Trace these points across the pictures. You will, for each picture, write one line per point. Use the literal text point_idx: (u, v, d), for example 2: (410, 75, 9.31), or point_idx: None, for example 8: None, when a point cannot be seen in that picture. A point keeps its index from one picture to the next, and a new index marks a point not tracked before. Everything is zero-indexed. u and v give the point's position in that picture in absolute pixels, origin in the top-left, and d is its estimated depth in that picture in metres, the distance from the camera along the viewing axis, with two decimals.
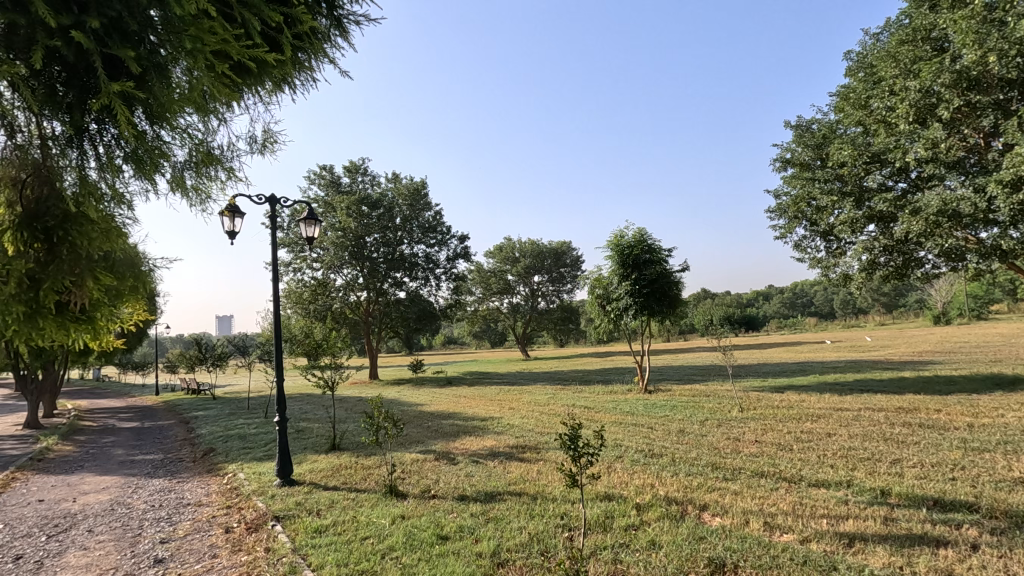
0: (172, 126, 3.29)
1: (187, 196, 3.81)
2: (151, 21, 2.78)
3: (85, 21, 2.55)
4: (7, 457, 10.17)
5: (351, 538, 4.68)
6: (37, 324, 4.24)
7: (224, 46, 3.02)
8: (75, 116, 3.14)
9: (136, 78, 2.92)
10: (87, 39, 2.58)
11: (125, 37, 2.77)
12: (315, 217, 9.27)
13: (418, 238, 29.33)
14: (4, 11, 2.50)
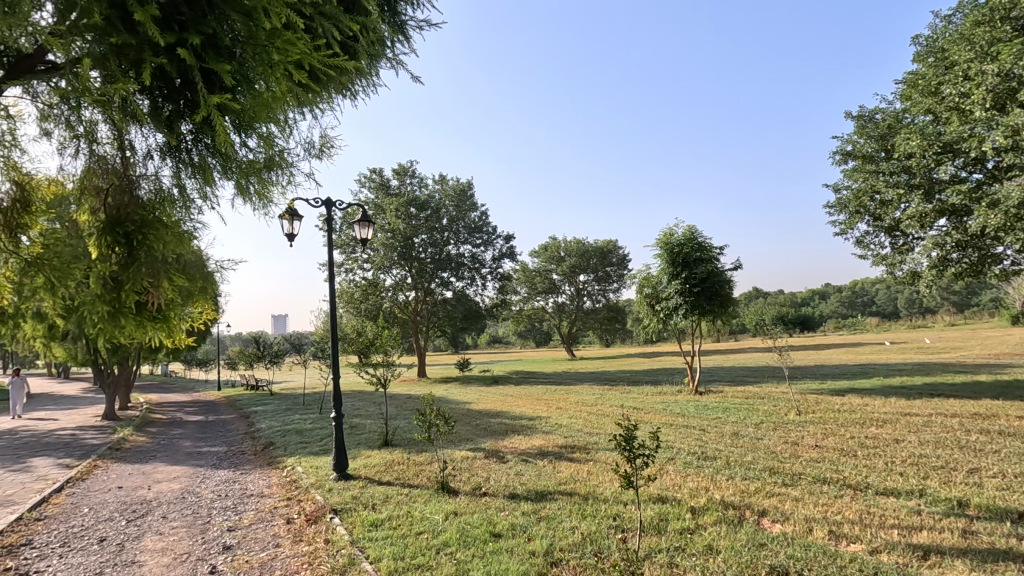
0: (258, 135, 3.47)
1: (257, 200, 3.98)
2: (241, 36, 2.95)
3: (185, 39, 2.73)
4: (89, 446, 10.94)
5: (406, 532, 4.78)
6: (120, 322, 4.55)
7: (305, 56, 3.15)
8: (171, 127, 3.36)
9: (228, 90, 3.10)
10: (188, 55, 2.78)
11: (219, 51, 2.96)
12: (368, 219, 9.51)
13: (465, 238, 29.71)
14: (118, 31, 2.77)
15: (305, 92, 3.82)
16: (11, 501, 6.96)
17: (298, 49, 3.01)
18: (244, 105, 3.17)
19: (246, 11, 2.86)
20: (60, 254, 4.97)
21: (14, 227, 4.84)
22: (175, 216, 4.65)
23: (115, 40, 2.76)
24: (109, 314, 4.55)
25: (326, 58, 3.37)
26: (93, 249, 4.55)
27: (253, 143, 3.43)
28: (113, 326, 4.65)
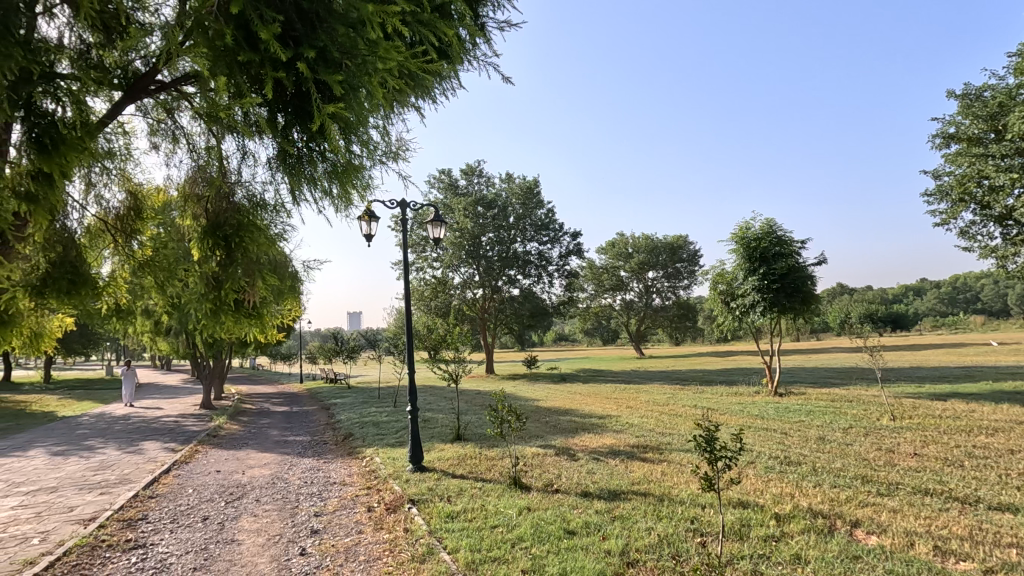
0: (361, 142, 3.61)
1: (347, 204, 4.16)
2: (350, 47, 3.07)
3: (303, 53, 2.91)
4: (191, 432, 11.96)
5: (481, 525, 4.88)
6: (220, 318, 4.92)
7: (405, 63, 3.26)
8: (284, 138, 3.57)
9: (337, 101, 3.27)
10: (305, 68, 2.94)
11: (328, 64, 3.09)
12: (440, 219, 9.75)
13: (532, 235, 29.80)
14: (244, 51, 2.96)
15: (399, 98, 3.95)
16: (128, 479, 7.74)
17: (399, 55, 3.13)
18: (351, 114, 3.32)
19: (352, 23, 3.03)
20: (168, 256, 5.44)
21: (129, 232, 5.38)
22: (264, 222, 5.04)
23: (243, 60, 2.98)
24: (212, 311, 4.93)
25: (422, 64, 3.46)
26: (195, 251, 4.95)
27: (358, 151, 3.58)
28: (213, 323, 5.02)
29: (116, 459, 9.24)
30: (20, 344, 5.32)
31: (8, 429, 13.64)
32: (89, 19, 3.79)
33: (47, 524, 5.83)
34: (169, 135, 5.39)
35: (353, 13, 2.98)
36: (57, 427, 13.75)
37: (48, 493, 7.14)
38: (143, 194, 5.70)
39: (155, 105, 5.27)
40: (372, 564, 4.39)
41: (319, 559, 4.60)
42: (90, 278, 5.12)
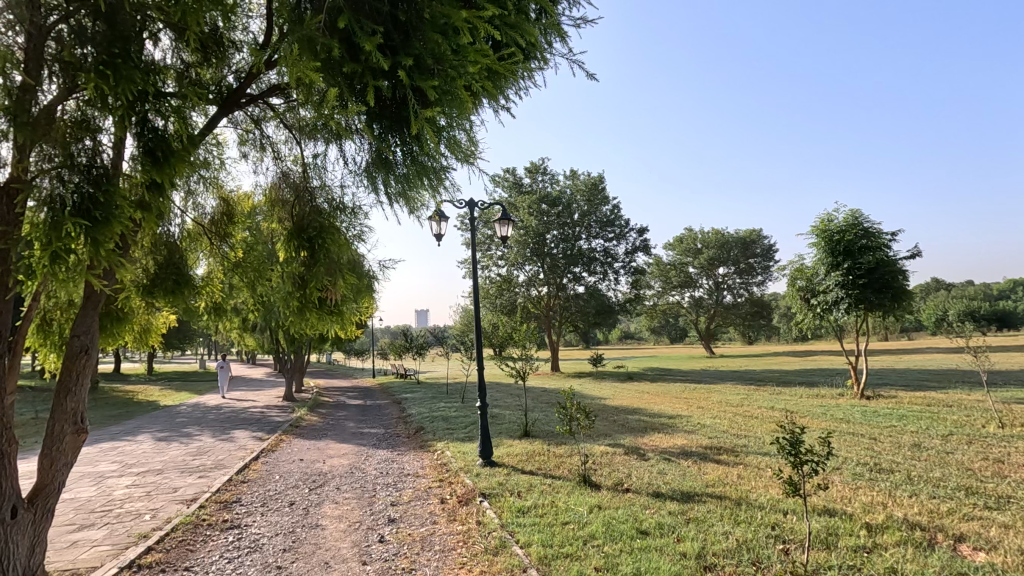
0: (448, 142, 3.73)
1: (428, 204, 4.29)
2: (443, 54, 3.18)
3: (402, 62, 3.08)
4: (276, 422, 12.76)
5: (552, 521, 4.91)
6: (306, 314, 5.23)
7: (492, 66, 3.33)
8: (379, 142, 3.76)
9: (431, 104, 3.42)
10: (402, 76, 3.09)
11: (422, 71, 3.21)
12: (508, 217, 9.82)
13: (596, 232, 29.48)
14: (348, 63, 3.18)
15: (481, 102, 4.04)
16: (223, 464, 8.37)
17: (487, 59, 3.25)
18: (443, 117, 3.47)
19: (443, 29, 3.13)
20: (256, 257, 5.86)
21: (221, 236, 5.89)
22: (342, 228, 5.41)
23: (347, 70, 3.19)
24: (298, 308, 5.28)
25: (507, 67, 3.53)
26: (283, 251, 5.32)
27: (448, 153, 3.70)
28: (299, 319, 5.34)
29: (211, 446, 10.01)
30: (132, 339, 5.93)
31: (120, 415, 15.07)
32: (192, 41, 4.15)
33: (156, 502, 6.42)
34: (257, 145, 5.81)
35: (446, 19, 3.11)
36: (160, 415, 15.06)
37: (155, 475, 7.86)
38: (233, 200, 6.13)
39: (246, 118, 5.66)
40: (447, 555, 4.52)
41: (397, 547, 4.79)
42: (190, 278, 5.60)
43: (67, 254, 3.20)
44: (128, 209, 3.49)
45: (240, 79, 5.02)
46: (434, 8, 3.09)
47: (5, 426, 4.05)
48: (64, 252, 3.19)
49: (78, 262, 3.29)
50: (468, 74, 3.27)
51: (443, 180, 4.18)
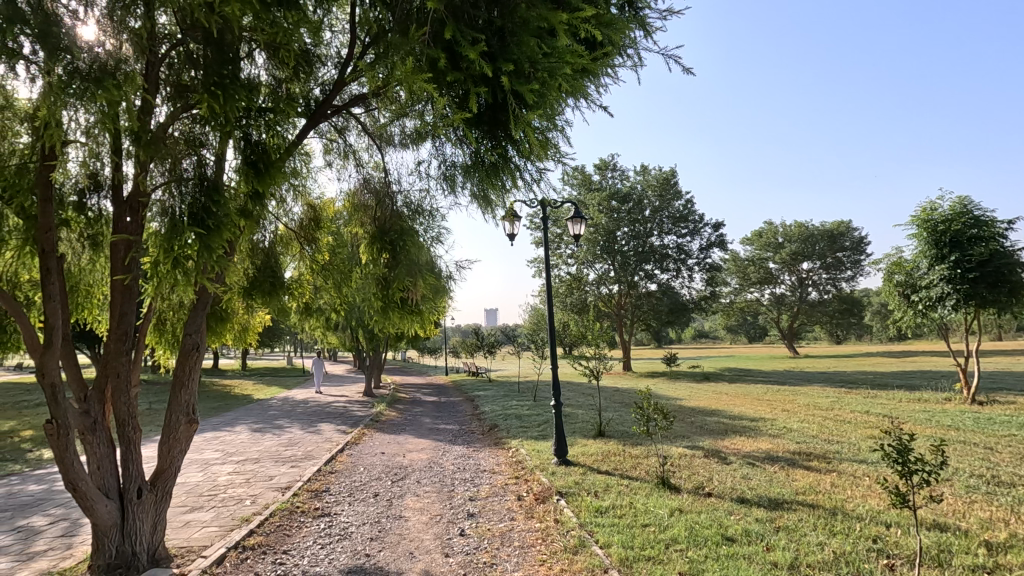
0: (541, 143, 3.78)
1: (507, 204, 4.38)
2: (541, 52, 3.23)
3: (505, 67, 3.20)
4: (358, 416, 13.37)
5: (632, 523, 4.83)
6: (389, 313, 5.48)
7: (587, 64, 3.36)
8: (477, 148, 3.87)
9: (529, 107, 3.51)
10: (504, 81, 3.19)
11: (521, 73, 3.26)
12: (580, 215, 9.71)
13: (669, 228, 28.68)
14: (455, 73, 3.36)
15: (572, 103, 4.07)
16: (312, 455, 8.89)
17: (582, 59, 3.31)
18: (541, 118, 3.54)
19: (540, 33, 3.21)
20: (341, 259, 6.20)
21: (308, 240, 6.26)
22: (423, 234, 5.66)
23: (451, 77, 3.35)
24: (382, 307, 5.53)
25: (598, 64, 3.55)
26: (365, 254, 5.66)
27: (539, 155, 3.75)
28: (383, 317, 5.59)
29: (301, 437, 10.67)
30: (233, 338, 6.44)
31: (220, 408, 16.40)
32: (283, 57, 4.41)
33: (255, 489, 6.93)
34: (341, 154, 6.12)
35: (546, 23, 3.21)
36: (255, 408, 16.22)
37: (253, 463, 8.48)
38: (318, 206, 6.49)
39: (330, 128, 5.99)
40: (527, 551, 4.56)
41: (478, 541, 4.89)
42: (283, 280, 6.01)
43: (185, 258, 3.54)
44: (234, 217, 3.79)
45: (325, 91, 5.33)
46: (533, 13, 3.18)
47: (131, 417, 4.57)
48: (183, 257, 3.54)
49: (195, 267, 3.61)
50: (566, 74, 3.34)
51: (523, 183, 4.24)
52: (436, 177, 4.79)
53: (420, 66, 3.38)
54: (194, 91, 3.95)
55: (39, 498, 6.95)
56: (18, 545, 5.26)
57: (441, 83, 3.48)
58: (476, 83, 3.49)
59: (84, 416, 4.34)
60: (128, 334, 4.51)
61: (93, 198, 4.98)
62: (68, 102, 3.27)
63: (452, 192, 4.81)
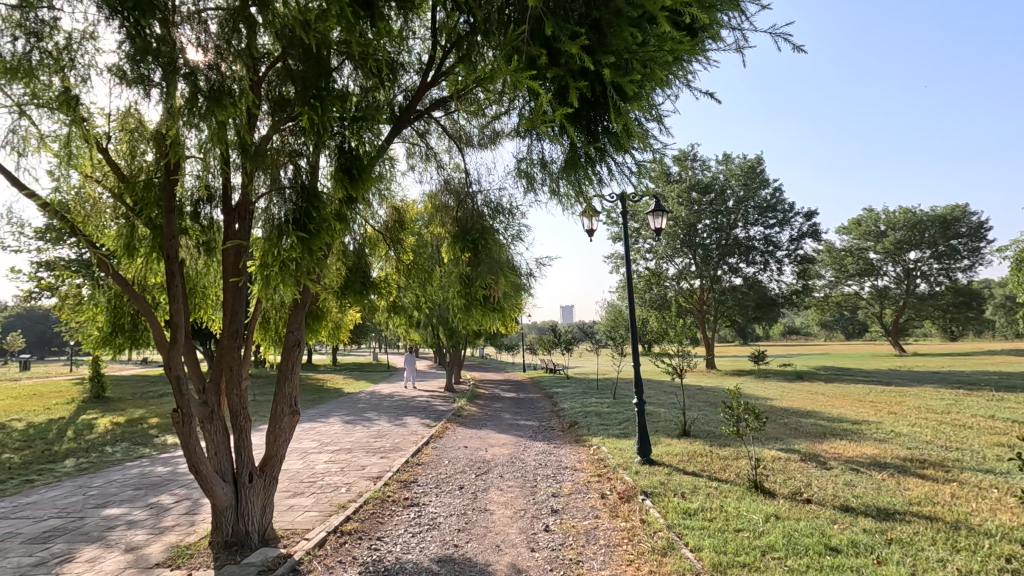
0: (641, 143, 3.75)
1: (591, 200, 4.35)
2: (639, 42, 3.19)
3: (605, 61, 3.21)
4: (441, 411, 13.81)
5: (724, 527, 4.64)
6: (472, 312, 5.62)
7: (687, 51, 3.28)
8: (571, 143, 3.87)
9: (628, 99, 3.49)
10: (607, 73, 3.19)
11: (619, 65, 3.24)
12: (661, 208, 9.40)
13: (755, 219, 27.25)
14: (554, 69, 3.38)
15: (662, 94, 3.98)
16: (400, 447, 9.27)
17: (685, 46, 3.24)
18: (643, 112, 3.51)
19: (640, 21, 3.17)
20: (425, 259, 6.44)
21: (394, 241, 6.53)
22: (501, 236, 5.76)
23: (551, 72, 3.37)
24: (465, 306, 5.67)
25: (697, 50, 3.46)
26: (451, 253, 5.85)
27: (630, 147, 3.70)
28: (466, 315, 5.73)
29: (389, 430, 11.18)
30: (326, 334, 6.84)
31: (315, 400, 17.52)
32: (371, 67, 4.63)
33: (349, 477, 7.34)
34: (422, 156, 6.32)
35: (648, 14, 3.20)
36: (346, 401, 17.19)
37: (346, 453, 8.99)
38: (401, 208, 6.75)
39: (412, 133, 6.20)
40: (613, 550, 4.51)
41: (563, 538, 4.90)
42: (372, 280, 6.29)
43: (292, 260, 3.81)
44: (331, 222, 4.05)
45: (408, 97, 5.52)
46: (633, 3, 3.15)
47: (243, 407, 4.99)
48: (290, 259, 3.81)
49: (300, 268, 3.88)
50: (663, 65, 3.31)
51: (606, 180, 4.21)
52: (516, 176, 4.85)
53: (522, 64, 3.43)
54: (293, 104, 4.22)
55: (166, 479, 7.76)
56: (151, 520, 5.90)
57: (541, 80, 3.51)
58: (575, 77, 3.52)
59: (204, 406, 4.74)
60: (239, 331, 4.93)
61: (205, 208, 5.47)
62: (191, 120, 3.60)
63: (533, 190, 4.85)
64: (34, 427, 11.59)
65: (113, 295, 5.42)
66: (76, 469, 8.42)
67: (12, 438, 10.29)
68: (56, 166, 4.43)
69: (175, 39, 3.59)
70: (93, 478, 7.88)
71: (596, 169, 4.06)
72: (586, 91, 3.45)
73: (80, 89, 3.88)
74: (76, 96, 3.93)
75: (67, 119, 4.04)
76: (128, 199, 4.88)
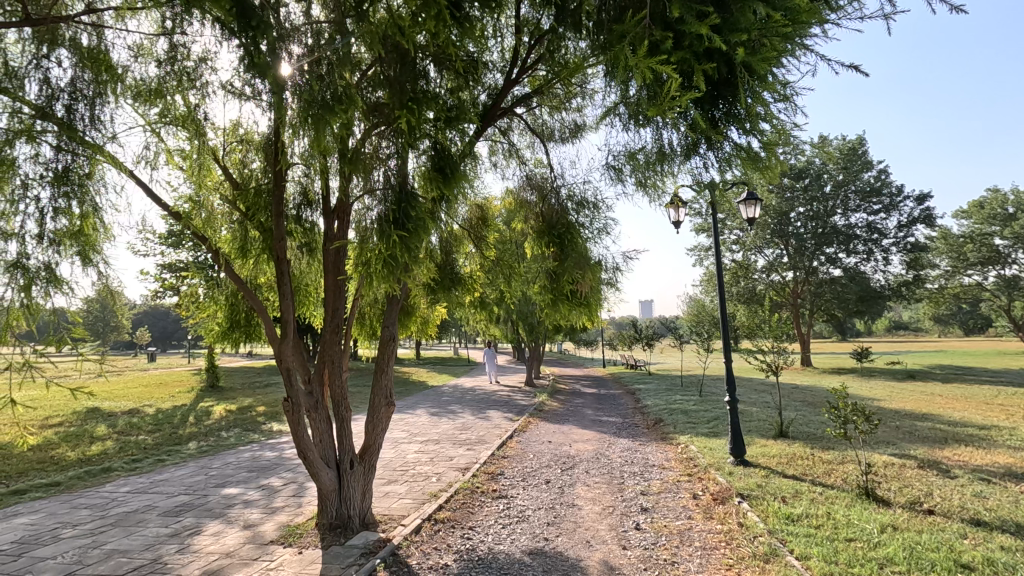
0: (773, 131, 3.48)
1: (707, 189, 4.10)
2: (764, 16, 3.03)
3: (736, 39, 3.06)
4: (523, 405, 13.96)
5: (832, 535, 4.34)
6: (560, 306, 5.58)
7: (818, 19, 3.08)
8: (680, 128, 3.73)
9: (756, 79, 3.30)
10: (739, 52, 3.03)
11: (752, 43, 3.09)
12: (754, 197, 8.86)
13: (856, 205, 25.22)
14: (679, 51, 3.24)
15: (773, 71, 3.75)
16: (485, 440, 9.47)
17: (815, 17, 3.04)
18: (775, 92, 3.31)
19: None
20: (509, 254, 6.50)
21: (480, 237, 6.62)
22: (586, 233, 5.71)
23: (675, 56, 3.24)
24: (553, 300, 5.61)
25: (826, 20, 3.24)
26: (538, 249, 5.89)
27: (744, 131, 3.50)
28: (553, 309, 5.70)
29: (473, 422, 11.45)
30: (416, 329, 7.09)
31: (402, 393, 18.29)
32: (456, 68, 4.73)
33: (438, 467, 7.59)
34: (505, 153, 6.37)
35: None
36: (431, 394, 17.80)
37: (435, 444, 9.32)
38: (484, 205, 6.84)
39: (494, 131, 6.27)
40: (710, 553, 4.36)
41: (655, 537, 4.79)
42: (460, 276, 6.38)
43: (394, 257, 4.00)
44: (425, 220, 4.21)
45: (491, 95, 5.56)
46: None
47: (343, 398, 5.30)
48: (392, 257, 3.99)
49: (400, 263, 4.04)
50: (786, 38, 3.16)
51: (709, 172, 4.04)
52: (604, 168, 4.81)
53: (641, 50, 3.33)
54: (389, 109, 4.39)
55: (274, 463, 8.41)
56: (264, 501, 6.40)
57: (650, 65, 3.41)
58: (699, 59, 3.36)
59: (309, 396, 5.09)
60: (340, 325, 5.22)
61: (308, 212, 5.85)
62: (302, 126, 3.83)
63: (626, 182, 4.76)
64: (163, 412, 12.95)
65: (229, 293, 5.92)
66: (198, 451, 9.32)
67: (145, 422, 11.55)
68: (181, 177, 4.89)
69: (282, 53, 3.87)
70: (213, 460, 8.68)
71: (706, 154, 3.86)
72: (719, 72, 3.32)
73: (201, 107, 4.28)
74: (198, 113, 4.36)
75: (190, 133, 4.46)
76: (241, 205, 5.31)
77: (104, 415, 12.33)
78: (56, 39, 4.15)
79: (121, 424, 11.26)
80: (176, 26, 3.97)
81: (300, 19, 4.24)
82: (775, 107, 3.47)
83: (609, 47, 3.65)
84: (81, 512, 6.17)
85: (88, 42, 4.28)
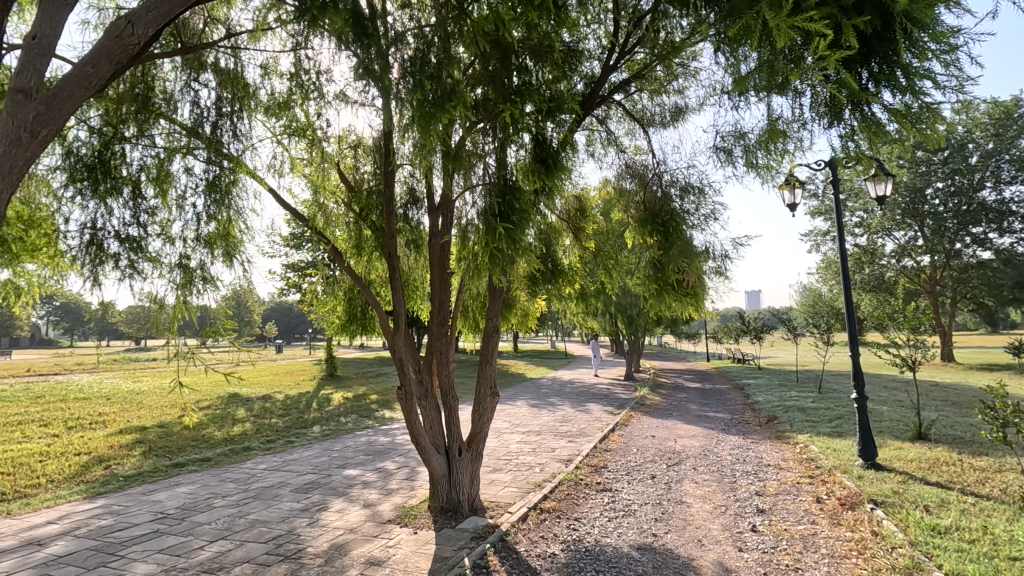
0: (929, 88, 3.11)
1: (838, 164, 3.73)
2: None
3: None
4: (624, 399, 13.72)
5: (991, 552, 3.82)
6: (664, 297, 5.38)
7: None
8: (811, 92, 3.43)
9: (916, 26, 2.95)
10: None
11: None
12: (884, 172, 7.95)
13: (1012, 176, 21.84)
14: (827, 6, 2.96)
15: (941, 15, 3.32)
16: (586, 433, 9.42)
17: None
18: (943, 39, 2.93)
19: None
20: (610, 244, 6.37)
21: (579, 228, 6.54)
22: (693, 222, 5.46)
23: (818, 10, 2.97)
24: (658, 291, 5.41)
25: None
26: (641, 238, 5.72)
27: (902, 86, 3.15)
28: (658, 301, 5.53)
29: (574, 415, 11.45)
30: (517, 321, 7.18)
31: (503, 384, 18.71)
32: (553, 59, 4.69)
33: (541, 458, 7.67)
34: (603, 142, 6.24)
35: None
36: (530, 386, 18.05)
37: (536, 435, 9.44)
38: (582, 197, 6.75)
39: (592, 120, 6.16)
40: (839, 562, 4.02)
41: (776, 541, 4.50)
42: (561, 268, 6.37)
43: (500, 250, 4.08)
44: (528, 212, 4.26)
45: (588, 82, 5.46)
46: None
47: (450, 387, 5.50)
48: (498, 250, 4.07)
49: (505, 256, 4.11)
50: None
51: (840, 145, 3.67)
52: (711, 150, 4.61)
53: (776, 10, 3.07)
54: (490, 103, 4.47)
55: (388, 447, 8.98)
56: (380, 482, 6.85)
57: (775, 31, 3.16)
58: (846, 13, 3.06)
59: (420, 385, 5.33)
60: (446, 317, 5.42)
61: (414, 211, 6.14)
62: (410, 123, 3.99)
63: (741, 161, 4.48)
64: (290, 398, 14.26)
65: (346, 289, 6.41)
66: (321, 434, 10.17)
67: (276, 407, 12.80)
68: (304, 181, 5.33)
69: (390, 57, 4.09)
70: (334, 442, 9.43)
71: (851, 120, 3.49)
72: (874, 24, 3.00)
73: (320, 116, 4.65)
74: (318, 123, 4.72)
75: (312, 141, 4.85)
76: (355, 206, 5.69)
77: (243, 399, 13.85)
78: (201, 67, 4.74)
79: (257, 408, 12.60)
80: (299, 42, 4.33)
81: (408, 26, 4.46)
82: (943, 60, 3.08)
83: (735, 15, 3.43)
84: (229, 484, 6.98)
85: (226, 65, 4.81)
